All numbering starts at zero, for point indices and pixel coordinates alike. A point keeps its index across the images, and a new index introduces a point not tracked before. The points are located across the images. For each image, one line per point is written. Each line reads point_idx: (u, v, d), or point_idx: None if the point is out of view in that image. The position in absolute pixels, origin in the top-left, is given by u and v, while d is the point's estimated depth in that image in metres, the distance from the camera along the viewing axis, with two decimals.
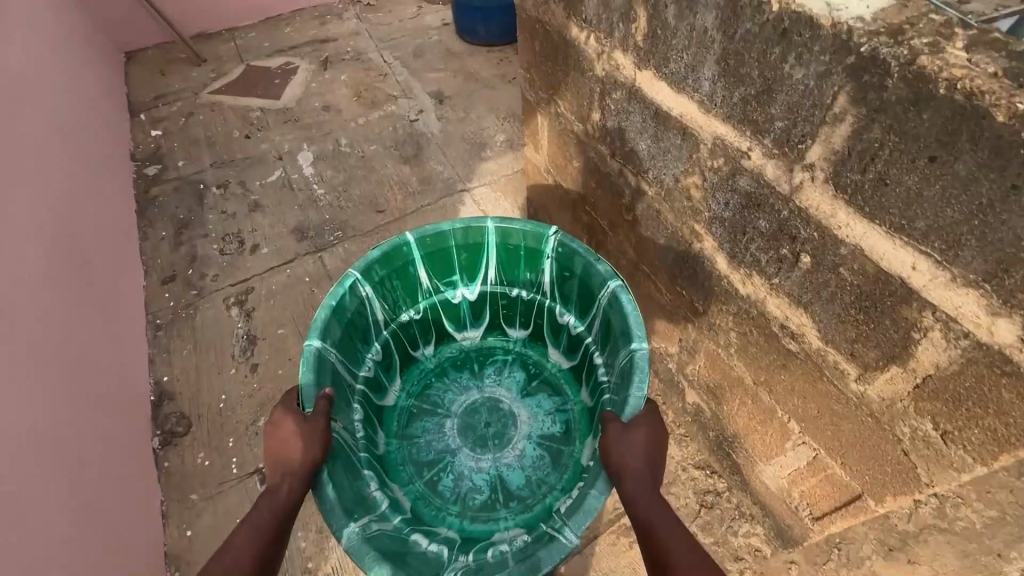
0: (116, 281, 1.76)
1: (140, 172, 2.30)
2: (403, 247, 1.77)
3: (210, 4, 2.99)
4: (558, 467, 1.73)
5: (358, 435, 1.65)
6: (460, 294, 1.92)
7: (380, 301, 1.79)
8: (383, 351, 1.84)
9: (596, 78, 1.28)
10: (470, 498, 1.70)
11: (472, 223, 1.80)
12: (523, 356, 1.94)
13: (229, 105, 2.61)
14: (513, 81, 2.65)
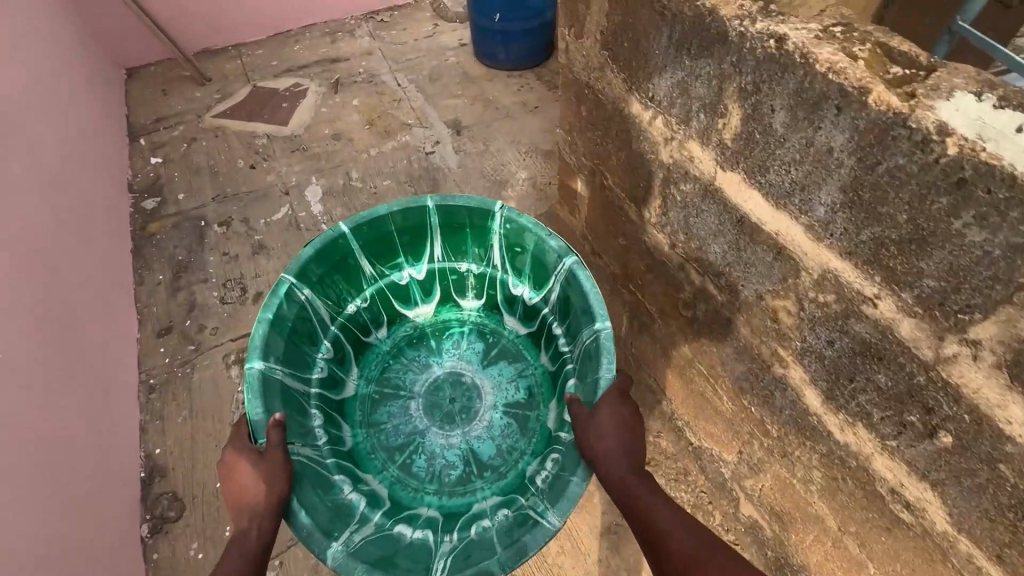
0: (106, 338, 1.62)
1: (137, 206, 2.16)
2: (337, 240, 1.72)
3: (215, 20, 2.85)
4: (527, 432, 1.71)
5: (320, 443, 1.62)
6: (407, 274, 1.88)
7: (321, 299, 1.74)
8: (335, 347, 1.78)
9: (660, 163, 1.13)
10: (447, 475, 1.68)
11: (408, 205, 1.76)
12: (480, 327, 1.91)
13: (233, 130, 2.48)
14: (535, 110, 2.50)
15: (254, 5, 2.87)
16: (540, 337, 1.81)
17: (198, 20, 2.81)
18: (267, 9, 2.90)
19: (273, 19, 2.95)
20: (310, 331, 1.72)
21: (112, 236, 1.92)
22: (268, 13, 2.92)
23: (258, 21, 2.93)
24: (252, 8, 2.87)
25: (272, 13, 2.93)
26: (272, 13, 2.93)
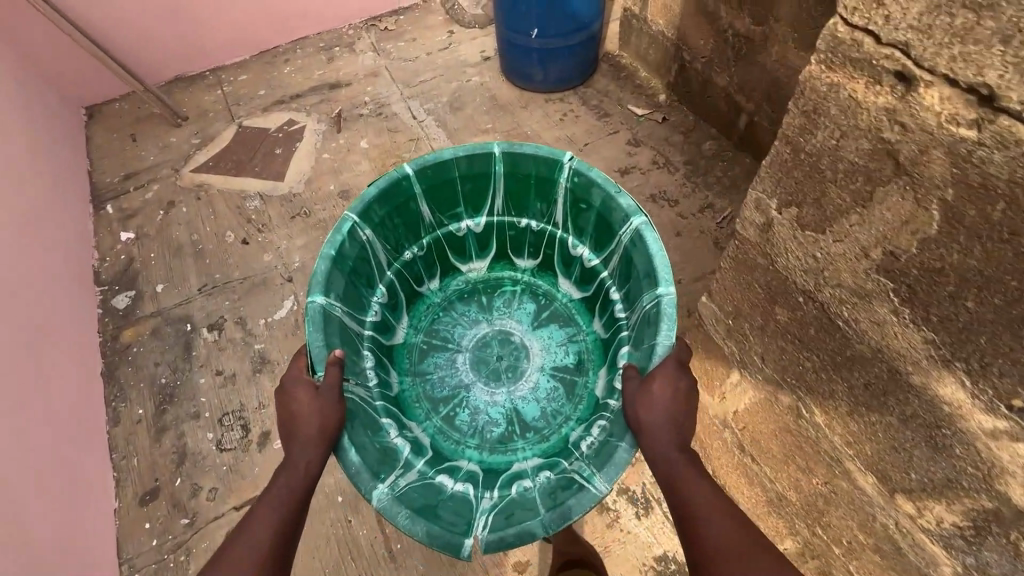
0: (73, 532, 1.25)
1: (106, 304, 1.75)
2: (401, 181, 1.63)
3: (182, 41, 2.35)
4: (573, 398, 1.65)
5: (371, 385, 1.56)
6: (465, 226, 1.81)
7: (382, 243, 1.67)
8: (389, 294, 1.73)
9: (986, 491, 0.74)
10: (489, 431, 1.64)
11: (477, 150, 1.66)
12: (532, 287, 1.84)
13: (219, 189, 2.04)
14: (586, 148, 2.03)
15: (233, 17, 2.37)
16: (594, 301, 1.74)
17: (166, 42, 2.33)
18: (249, 21, 2.41)
19: (257, 33, 2.47)
20: (368, 274, 1.65)
21: (75, 358, 1.53)
22: (251, 25, 2.43)
23: (239, 37, 2.44)
24: (231, 22, 2.38)
25: (255, 24, 2.44)
26: (254, 25, 2.44)
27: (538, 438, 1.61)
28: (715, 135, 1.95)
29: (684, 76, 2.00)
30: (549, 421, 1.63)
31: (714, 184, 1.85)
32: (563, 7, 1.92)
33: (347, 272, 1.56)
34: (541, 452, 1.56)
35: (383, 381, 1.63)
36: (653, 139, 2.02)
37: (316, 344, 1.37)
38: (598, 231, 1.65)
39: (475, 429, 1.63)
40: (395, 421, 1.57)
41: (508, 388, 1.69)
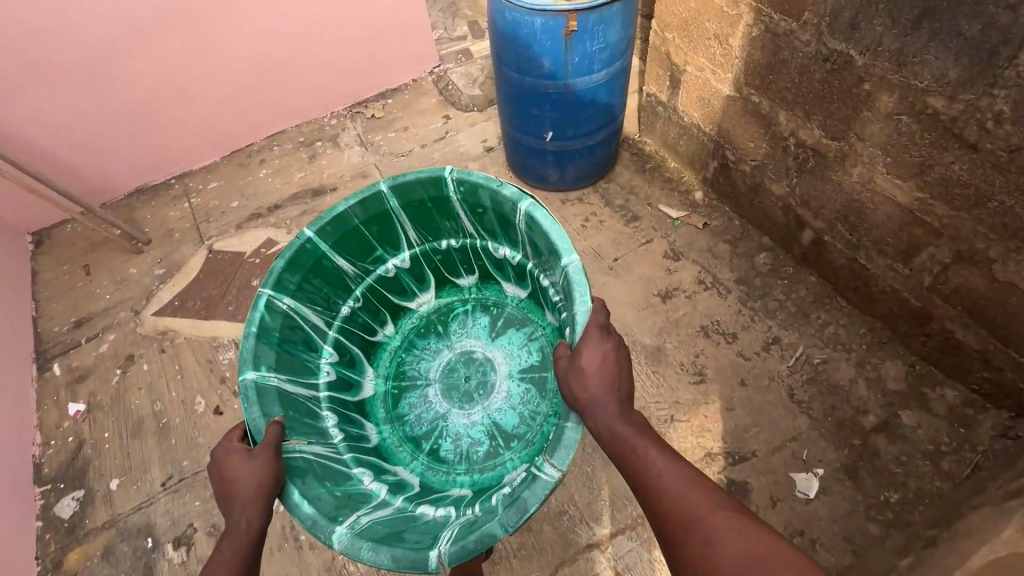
0: None
1: (49, 513, 1.44)
2: (304, 246, 1.66)
3: (136, 148, 2.07)
4: (545, 395, 1.77)
5: (338, 441, 1.66)
6: (392, 266, 1.90)
7: (311, 305, 1.75)
8: (340, 351, 1.83)
9: None
10: (475, 451, 1.75)
11: (367, 196, 1.69)
12: (481, 300, 1.97)
13: (186, 336, 1.72)
14: (617, 263, 1.73)
15: (196, 114, 2.09)
16: (538, 297, 1.85)
17: (122, 150, 2.05)
18: (215, 117, 2.13)
19: (226, 128, 2.18)
20: (304, 338, 1.74)
21: None
22: (218, 121, 2.15)
23: (205, 135, 2.16)
24: (194, 119, 2.10)
25: (223, 119, 2.15)
26: (222, 120, 2.16)
27: (522, 444, 1.73)
28: (769, 247, 1.65)
29: (727, 177, 1.71)
30: (526, 423, 1.76)
31: (778, 314, 1.54)
32: (581, 109, 1.60)
33: (276, 343, 1.64)
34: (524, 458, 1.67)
35: (356, 433, 1.73)
36: (695, 251, 1.72)
37: (258, 416, 1.45)
38: (504, 227, 1.73)
39: (462, 454, 1.75)
40: (373, 468, 1.66)
41: (481, 404, 1.81)
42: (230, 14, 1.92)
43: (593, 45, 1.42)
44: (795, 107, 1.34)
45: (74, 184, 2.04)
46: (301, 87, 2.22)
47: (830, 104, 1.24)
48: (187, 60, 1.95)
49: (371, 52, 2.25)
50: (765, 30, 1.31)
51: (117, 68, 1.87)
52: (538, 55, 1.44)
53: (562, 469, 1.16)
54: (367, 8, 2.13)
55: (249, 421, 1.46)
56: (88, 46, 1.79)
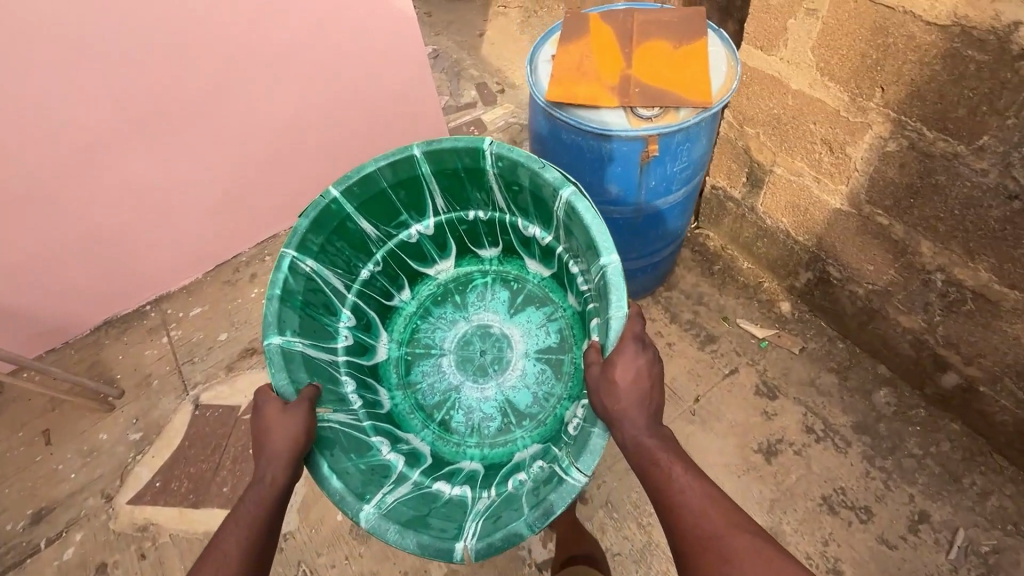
0: None
1: None
2: (331, 208, 1.56)
3: (107, 279, 1.71)
4: (562, 377, 1.69)
5: (355, 407, 1.60)
6: (415, 231, 1.77)
7: (332, 269, 1.66)
8: (356, 314, 1.74)
9: None
10: (487, 426, 1.67)
11: (398, 159, 1.56)
12: (501, 275, 1.86)
13: (172, 534, 1.39)
14: (701, 405, 1.40)
15: (196, 208, 1.72)
16: (562, 277, 1.72)
17: (104, 260, 1.68)
18: (216, 210, 1.76)
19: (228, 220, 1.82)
20: (324, 302, 1.66)
21: None
22: (222, 214, 1.78)
23: (203, 229, 1.78)
24: (194, 212, 1.72)
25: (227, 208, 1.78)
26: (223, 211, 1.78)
27: (535, 425, 1.65)
28: (890, 379, 1.35)
29: (826, 291, 1.40)
30: (542, 404, 1.67)
31: (920, 476, 1.23)
32: (651, 231, 1.28)
33: (298, 305, 1.56)
34: (538, 439, 1.60)
35: (370, 398, 1.66)
36: (794, 384, 1.40)
37: (282, 381, 1.39)
38: (539, 208, 1.59)
39: (472, 427, 1.67)
40: (388, 436, 1.60)
41: (496, 380, 1.72)
42: (248, 86, 1.54)
43: (674, 166, 1.11)
44: (950, 239, 1.04)
45: (44, 310, 1.67)
46: (297, 188, 1.87)
47: (1012, 246, 0.96)
48: (189, 143, 1.56)
49: (374, 141, 1.87)
50: (907, 147, 1.01)
51: (99, 162, 1.47)
52: (603, 182, 1.13)
53: (586, 471, 1.21)
54: (366, 94, 1.75)
55: (274, 383, 1.39)
56: (65, 135, 1.39)
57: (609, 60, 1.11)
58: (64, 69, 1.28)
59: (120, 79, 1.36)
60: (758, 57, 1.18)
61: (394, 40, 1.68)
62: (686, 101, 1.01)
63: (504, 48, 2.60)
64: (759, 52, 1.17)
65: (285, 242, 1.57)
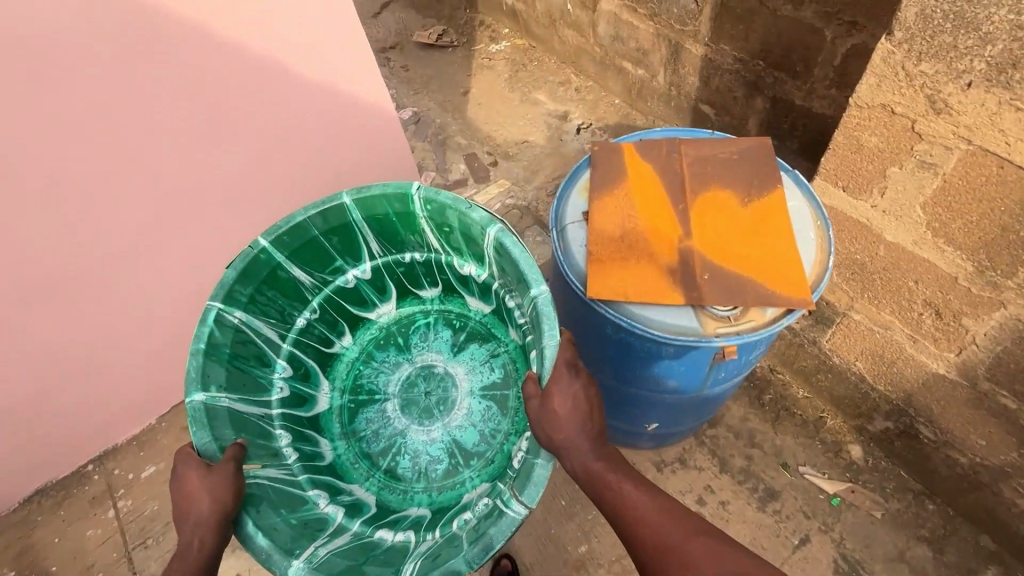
0: None
1: None
2: (260, 255, 1.24)
3: (30, 448, 1.38)
4: (509, 411, 1.35)
5: (290, 462, 1.27)
6: (352, 276, 1.44)
7: (263, 318, 1.32)
8: (292, 364, 1.38)
9: None
10: (435, 471, 1.33)
11: (327, 202, 1.27)
12: (445, 311, 1.51)
13: None
14: None
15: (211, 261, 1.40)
16: (502, 313, 1.40)
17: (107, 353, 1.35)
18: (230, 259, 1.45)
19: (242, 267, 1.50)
20: (256, 353, 1.33)
21: None
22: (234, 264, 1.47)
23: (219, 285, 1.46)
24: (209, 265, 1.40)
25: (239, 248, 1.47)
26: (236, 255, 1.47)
27: (485, 464, 1.31)
28: (996, 554, 1.15)
29: (911, 445, 1.17)
30: (491, 442, 1.34)
31: None
32: (712, 405, 1.03)
33: (226, 361, 1.24)
34: (488, 479, 1.26)
35: (308, 451, 1.32)
36: (881, 561, 1.17)
37: (204, 439, 1.11)
38: (473, 247, 1.31)
39: (419, 471, 1.33)
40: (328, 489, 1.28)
41: (441, 421, 1.38)
42: (273, 133, 1.23)
43: (751, 356, 0.85)
44: None
45: (34, 426, 1.35)
46: None
47: None
48: (216, 189, 1.24)
49: None
50: None
51: (114, 224, 1.15)
52: (659, 377, 0.88)
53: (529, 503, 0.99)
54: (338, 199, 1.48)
55: (193, 444, 1.10)
56: (54, 219, 1.06)
57: (660, 223, 0.86)
58: (26, 159, 0.96)
59: (148, 107, 1.04)
60: (837, 195, 0.93)
61: (379, 121, 1.41)
62: (773, 299, 0.75)
63: (492, 108, 2.33)
64: (843, 193, 0.91)
65: (211, 293, 1.29)
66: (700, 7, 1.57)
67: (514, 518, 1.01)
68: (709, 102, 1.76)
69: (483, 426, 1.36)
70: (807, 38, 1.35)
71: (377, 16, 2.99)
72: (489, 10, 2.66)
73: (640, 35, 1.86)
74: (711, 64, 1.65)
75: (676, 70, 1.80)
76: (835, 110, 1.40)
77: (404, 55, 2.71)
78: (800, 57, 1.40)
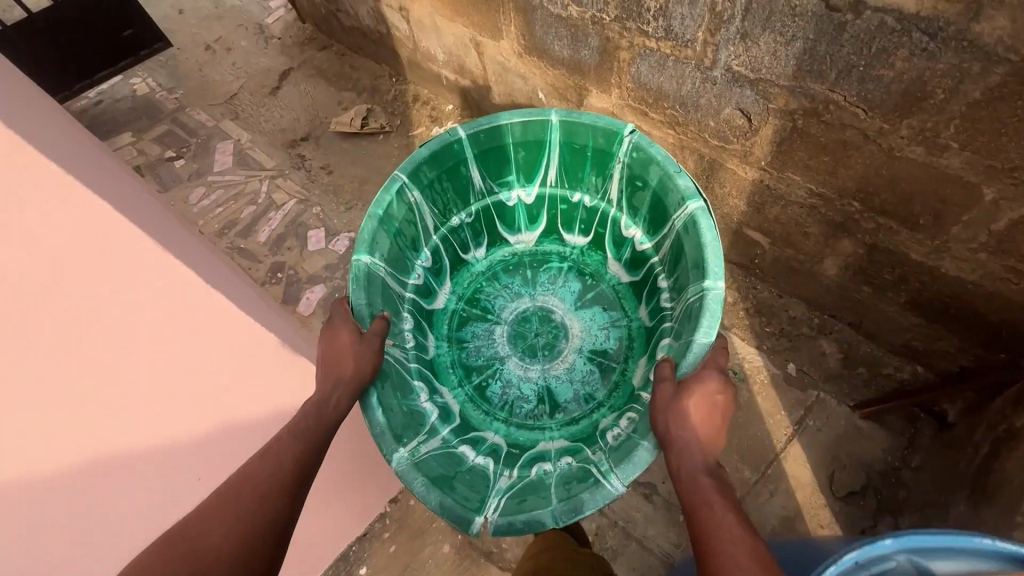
0: None
1: None
2: (452, 144, 1.52)
3: None
4: (609, 385, 1.53)
5: (408, 347, 1.51)
6: (513, 195, 1.67)
7: (430, 207, 1.57)
8: (432, 258, 1.63)
9: None
10: (520, 406, 1.54)
11: (536, 120, 1.50)
12: (579, 264, 1.68)
13: None
14: None
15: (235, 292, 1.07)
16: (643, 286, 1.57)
17: None
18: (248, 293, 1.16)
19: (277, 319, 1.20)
20: (413, 236, 1.57)
21: None
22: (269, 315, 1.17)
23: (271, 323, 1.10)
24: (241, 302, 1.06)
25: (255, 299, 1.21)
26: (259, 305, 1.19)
27: (565, 421, 1.51)
28: None
29: None
30: (582, 407, 1.52)
31: None
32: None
33: (392, 235, 1.48)
34: (567, 437, 1.47)
35: (420, 342, 1.56)
36: None
37: (360, 302, 1.33)
38: (653, 210, 1.48)
39: (506, 398, 1.55)
40: (428, 385, 1.51)
41: (543, 364, 1.57)
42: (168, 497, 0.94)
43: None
44: None
45: None
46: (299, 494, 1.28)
47: None
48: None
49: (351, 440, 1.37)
50: None
51: None
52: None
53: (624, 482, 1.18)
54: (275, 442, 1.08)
55: (350, 298, 1.33)
56: None
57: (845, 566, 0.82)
58: None
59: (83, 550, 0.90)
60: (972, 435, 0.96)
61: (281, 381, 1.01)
62: None
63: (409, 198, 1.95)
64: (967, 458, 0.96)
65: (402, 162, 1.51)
66: (755, 126, 1.11)
67: (605, 492, 1.18)
68: (762, 230, 1.31)
69: (580, 389, 1.55)
70: (942, 188, 0.92)
71: (279, 97, 2.37)
72: (424, 82, 2.10)
73: (652, 142, 1.37)
74: (768, 190, 1.20)
75: (710, 187, 1.34)
76: (981, 277, 0.99)
77: (320, 150, 2.11)
78: (927, 209, 0.97)
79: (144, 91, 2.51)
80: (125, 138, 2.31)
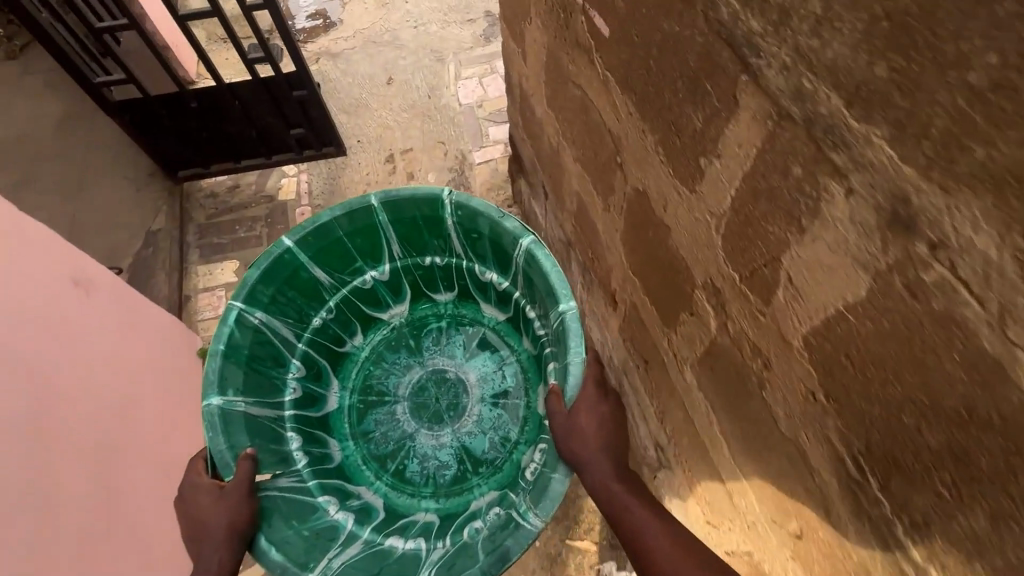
0: None
1: None
2: (282, 256, 1.19)
3: None
4: (517, 420, 1.26)
5: (300, 467, 1.20)
6: (368, 277, 1.32)
7: (282, 317, 1.24)
8: (307, 364, 1.29)
9: None
10: (443, 480, 1.24)
11: (354, 201, 1.20)
12: (460, 320, 1.37)
13: None
14: None
15: None
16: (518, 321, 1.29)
17: None
18: None
19: None
20: (274, 352, 1.24)
21: None
22: None
23: None
24: None
25: None
26: None
27: (494, 472, 1.23)
28: None
29: None
30: (501, 452, 1.25)
31: None
32: None
33: (244, 362, 1.17)
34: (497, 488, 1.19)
35: (318, 454, 1.24)
36: None
37: (219, 447, 1.06)
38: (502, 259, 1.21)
39: (426, 476, 1.25)
40: (337, 493, 1.20)
41: (451, 427, 1.28)
42: None
43: None
44: None
45: None
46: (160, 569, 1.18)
47: None
48: None
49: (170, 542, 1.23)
50: None
51: None
52: None
53: (544, 519, 0.95)
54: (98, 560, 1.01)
55: (208, 447, 1.07)
56: None
57: None
58: None
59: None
60: None
61: None
62: None
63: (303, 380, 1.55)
64: None
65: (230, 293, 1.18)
66: None
67: (529, 533, 0.96)
68: None
69: (494, 436, 1.27)
70: None
71: None
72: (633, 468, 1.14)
73: None
74: None
75: None
76: None
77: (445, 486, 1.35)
78: None
79: (291, 190, 1.85)
80: (226, 274, 1.70)
